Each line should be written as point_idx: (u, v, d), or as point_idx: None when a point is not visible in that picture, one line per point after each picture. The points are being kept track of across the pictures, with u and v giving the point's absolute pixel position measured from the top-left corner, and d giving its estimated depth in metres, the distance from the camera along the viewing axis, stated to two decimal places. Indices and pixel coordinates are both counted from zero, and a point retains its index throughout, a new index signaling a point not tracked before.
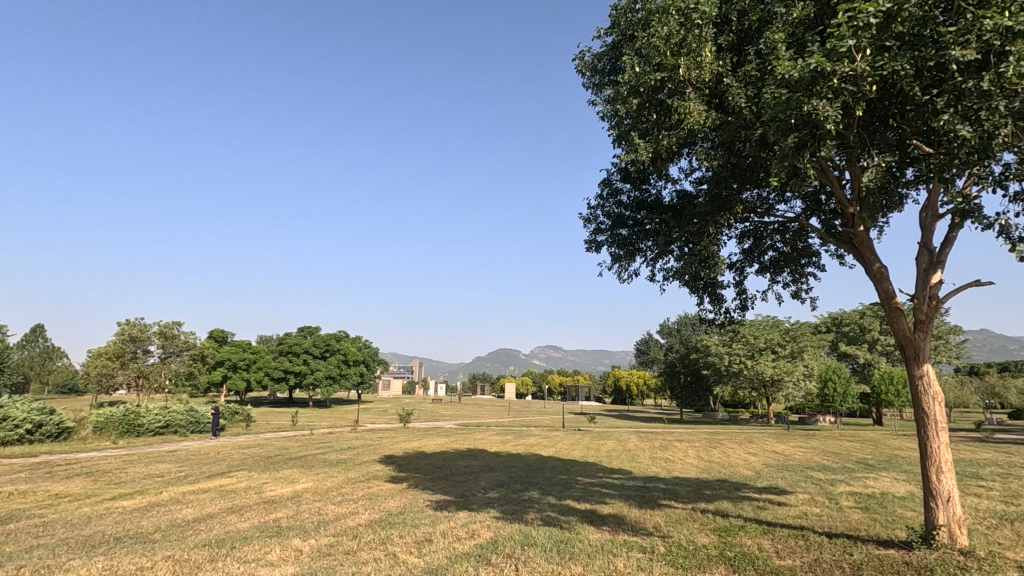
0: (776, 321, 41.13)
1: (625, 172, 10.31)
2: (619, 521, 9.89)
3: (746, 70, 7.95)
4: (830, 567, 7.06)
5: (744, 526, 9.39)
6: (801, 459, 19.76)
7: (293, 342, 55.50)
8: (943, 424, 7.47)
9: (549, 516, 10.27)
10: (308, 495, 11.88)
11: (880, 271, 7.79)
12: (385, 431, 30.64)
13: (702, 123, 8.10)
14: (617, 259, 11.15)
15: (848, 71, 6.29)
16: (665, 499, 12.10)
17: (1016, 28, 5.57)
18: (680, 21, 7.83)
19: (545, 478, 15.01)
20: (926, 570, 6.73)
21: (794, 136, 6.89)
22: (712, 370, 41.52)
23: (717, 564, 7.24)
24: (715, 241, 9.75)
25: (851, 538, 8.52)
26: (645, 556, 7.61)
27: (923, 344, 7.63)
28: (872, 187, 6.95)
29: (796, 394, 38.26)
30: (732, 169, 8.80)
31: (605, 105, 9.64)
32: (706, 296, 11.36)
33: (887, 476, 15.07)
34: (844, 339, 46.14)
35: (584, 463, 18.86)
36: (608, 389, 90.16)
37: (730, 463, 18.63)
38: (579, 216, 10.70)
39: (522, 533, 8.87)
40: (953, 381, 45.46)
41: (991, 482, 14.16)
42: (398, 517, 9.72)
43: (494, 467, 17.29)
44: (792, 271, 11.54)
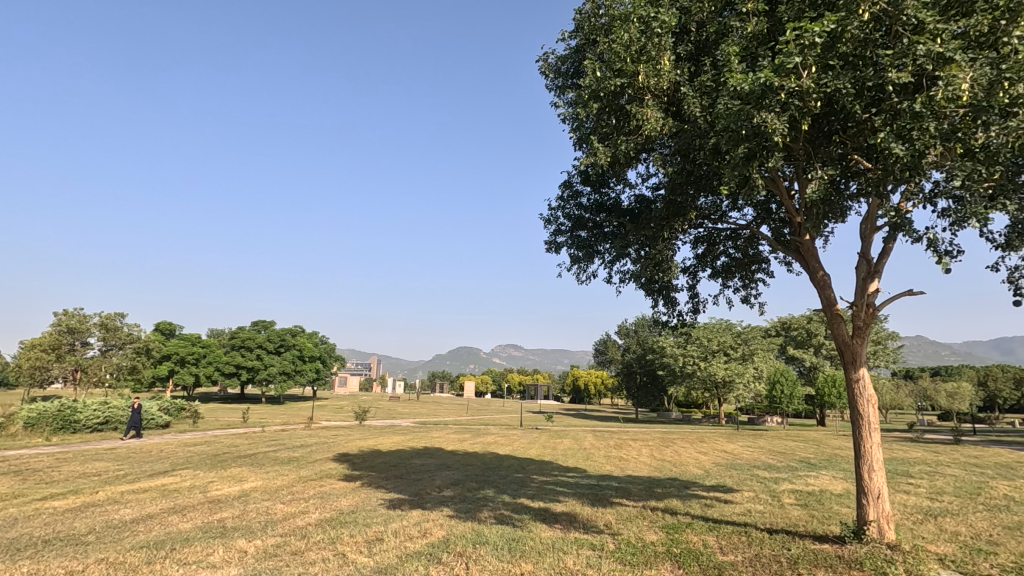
0: (728, 324, 42.53)
1: (586, 175, 10.46)
2: (571, 519, 10.03)
3: (702, 80, 8.15)
4: (769, 561, 7.36)
5: (691, 523, 9.70)
6: (748, 459, 20.52)
7: (246, 336, 53.83)
8: (876, 425, 7.90)
9: (503, 515, 10.30)
10: (256, 494, 11.54)
11: (823, 279, 8.17)
12: (340, 430, 29.95)
13: (659, 131, 8.29)
14: (576, 260, 11.32)
15: (794, 87, 6.56)
16: (617, 497, 12.34)
17: (947, 54, 5.92)
18: (640, 29, 7.99)
19: (500, 477, 15.03)
20: (857, 564, 7.08)
21: (744, 147, 7.14)
22: (667, 371, 42.52)
23: (663, 561, 7.43)
24: (670, 246, 10.02)
25: (790, 534, 8.91)
26: (595, 553, 7.76)
27: (860, 348, 8.06)
28: (815, 199, 7.29)
29: (745, 395, 39.68)
30: (688, 176, 9.07)
31: (567, 107, 9.74)
32: (660, 298, 11.66)
33: (825, 475, 15.83)
34: (792, 343, 48.16)
35: (539, 461, 19.02)
36: (566, 388, 91.29)
37: (681, 463, 19.15)
38: (540, 217, 10.78)
39: (475, 531, 8.88)
40: (890, 385, 48.10)
41: (919, 479, 15.09)
42: (349, 517, 9.57)
43: (450, 465, 17.22)
44: (743, 276, 11.97)
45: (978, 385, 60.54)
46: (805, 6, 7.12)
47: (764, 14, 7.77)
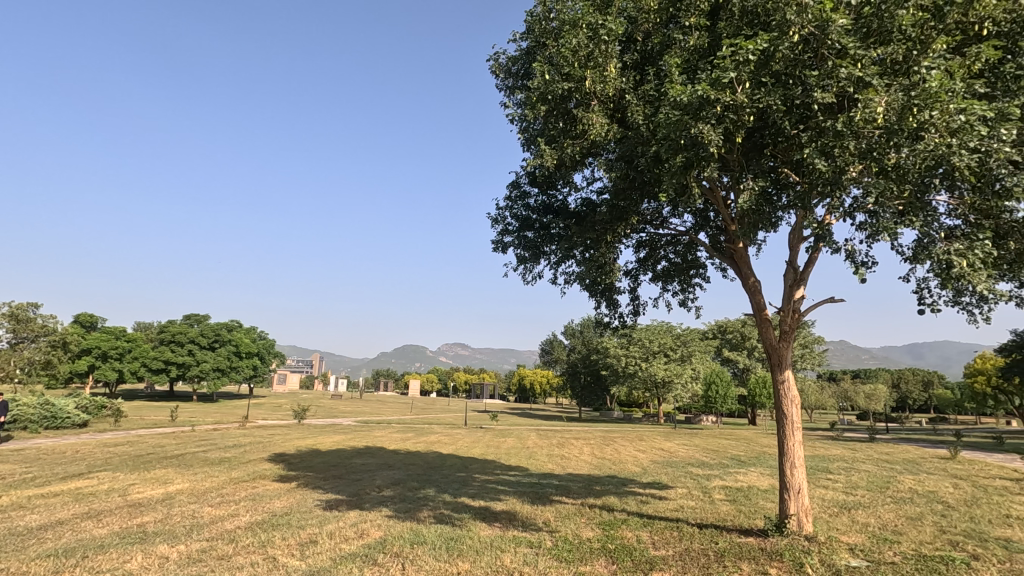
0: (669, 326, 44.01)
1: (534, 177, 10.54)
2: (511, 518, 10.07)
3: (646, 89, 8.36)
4: (697, 555, 7.68)
5: (626, 519, 9.96)
6: (683, 456, 21.33)
7: (177, 330, 50.99)
8: (798, 424, 8.39)
9: (443, 514, 10.24)
10: (183, 497, 10.96)
11: (753, 285, 8.59)
12: (276, 429, 28.74)
13: (603, 136, 8.47)
14: (522, 260, 11.40)
15: (729, 100, 6.85)
16: (557, 495, 12.53)
17: (865, 79, 6.34)
18: (587, 35, 8.15)
19: (442, 476, 14.93)
20: (777, 555, 7.49)
21: (682, 156, 7.41)
22: (610, 371, 43.44)
23: (599, 557, 7.61)
24: (612, 250, 10.27)
25: (718, 528, 9.32)
26: (532, 551, 7.83)
27: (785, 351, 8.53)
28: (746, 208, 7.64)
29: (683, 394, 41.13)
30: (631, 182, 9.32)
31: (516, 109, 9.79)
32: (603, 300, 11.91)
33: (753, 472, 16.67)
34: (728, 345, 50.43)
35: (483, 460, 19.06)
36: (511, 388, 91.65)
37: (620, 460, 19.67)
38: (487, 216, 10.76)
39: (414, 531, 8.79)
40: (815, 386, 51.16)
41: (836, 475, 16.13)
42: (283, 519, 9.26)
43: (392, 464, 16.98)
44: (681, 281, 12.40)
45: (892, 386, 65.38)
46: (743, 23, 7.48)
47: (705, 29, 8.06)
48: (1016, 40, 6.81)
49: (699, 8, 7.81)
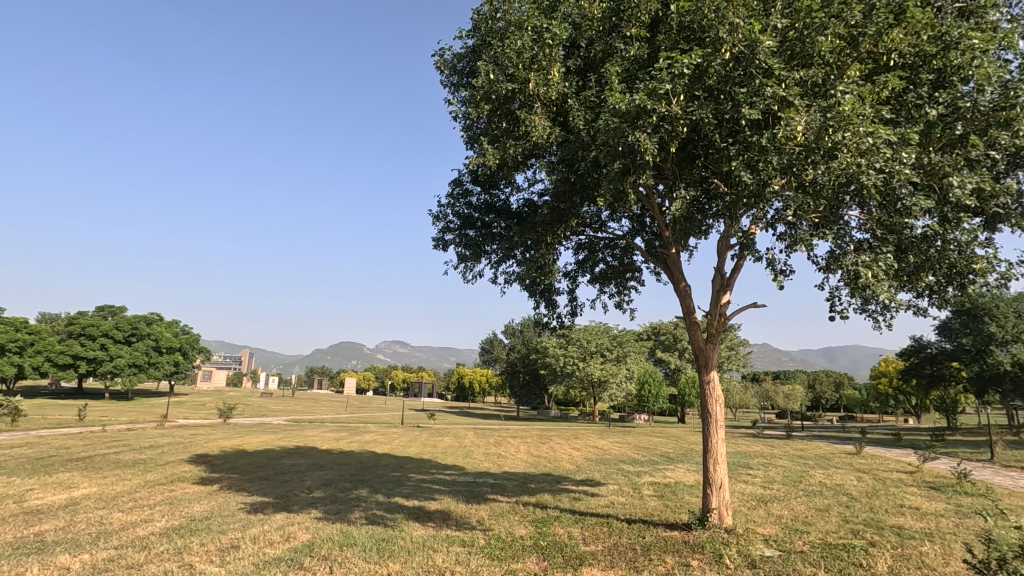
0: (606, 327, 45.12)
1: (476, 175, 10.53)
2: (444, 517, 10.00)
3: (587, 95, 8.52)
4: (625, 549, 7.94)
5: (559, 516, 10.13)
6: (616, 453, 21.97)
7: (89, 322, 47.07)
8: (722, 422, 8.80)
9: (375, 515, 10.03)
10: (89, 502, 10.16)
11: (684, 289, 8.95)
12: (198, 428, 27.15)
13: (545, 138, 8.58)
14: (463, 259, 11.34)
15: (665, 111, 7.11)
16: (492, 493, 12.58)
17: (787, 98, 6.74)
18: (532, 38, 8.22)
19: (376, 476, 14.63)
20: (699, 547, 7.87)
21: (619, 162, 7.62)
22: (548, 370, 44.03)
23: (530, 554, 7.71)
24: (552, 251, 10.43)
25: (646, 522, 9.68)
26: (464, 550, 7.83)
27: (711, 353, 8.95)
28: (678, 216, 7.96)
29: (618, 393, 42.30)
30: (570, 186, 9.51)
31: (460, 106, 9.74)
32: (542, 300, 12.06)
33: (680, 468, 17.41)
34: (661, 347, 52.42)
35: (419, 460, 18.84)
36: (451, 386, 91.09)
37: (556, 458, 20.02)
38: (429, 212, 10.64)
39: (343, 533, 8.56)
40: (739, 386, 54.04)
41: (756, 470, 17.11)
42: (202, 523, 8.78)
43: (324, 465, 16.46)
44: (618, 284, 12.75)
45: (808, 387, 70.08)
46: (680, 38, 7.78)
47: (645, 40, 8.32)
48: (918, 72, 7.47)
49: (640, 20, 8.05)
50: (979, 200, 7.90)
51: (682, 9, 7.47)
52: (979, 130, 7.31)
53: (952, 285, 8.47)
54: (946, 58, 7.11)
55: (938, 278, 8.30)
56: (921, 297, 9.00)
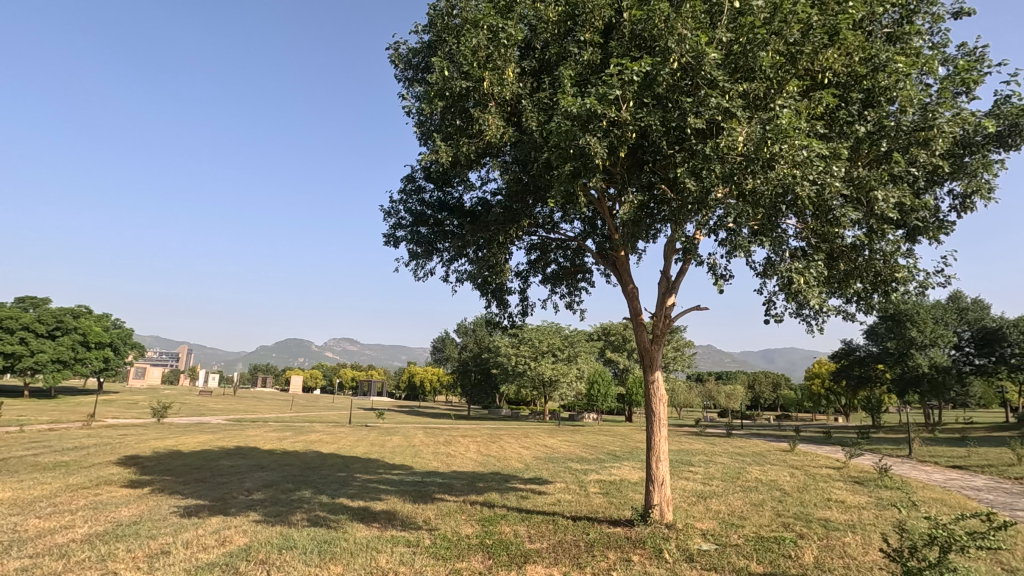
0: (558, 327, 45.61)
1: (429, 172, 10.43)
2: (390, 517, 9.87)
3: (541, 96, 8.58)
4: (569, 546, 8.07)
5: (506, 514, 10.19)
6: (564, 452, 22.27)
7: (6, 315, 43.82)
8: (665, 421, 9.07)
9: (317, 516, 9.78)
10: (2, 508, 9.43)
11: (631, 291, 9.16)
12: (129, 428, 25.67)
13: (499, 138, 8.58)
14: (414, 256, 11.19)
15: (614, 116, 7.28)
16: (440, 493, 12.50)
17: (730, 110, 6.99)
18: (488, 37, 8.20)
19: (320, 477, 14.27)
20: (640, 543, 8.08)
21: (570, 164, 7.72)
22: (500, 369, 44.12)
23: (475, 552, 7.71)
24: (504, 251, 10.46)
25: (591, 519, 9.86)
26: (409, 550, 7.75)
27: (656, 353, 9.21)
28: (626, 220, 8.15)
29: (568, 393, 42.84)
30: (522, 187, 9.59)
31: (414, 101, 9.62)
32: (494, 300, 12.09)
33: (626, 466, 17.84)
34: (610, 347, 53.50)
35: (366, 459, 18.47)
36: (402, 385, 89.94)
37: (505, 457, 20.08)
38: (380, 208, 10.46)
39: (283, 535, 8.31)
40: (684, 386, 55.82)
41: (697, 467, 17.73)
42: (129, 529, 8.31)
43: (265, 465, 15.91)
44: (569, 284, 12.93)
45: (748, 387, 73.22)
46: (631, 46, 7.94)
47: (598, 45, 8.44)
48: (850, 90, 7.92)
49: (594, 25, 8.17)
50: (902, 213, 8.45)
51: (634, 18, 7.63)
52: (901, 147, 7.84)
53: (877, 292, 9.04)
54: (875, 79, 7.58)
55: (866, 284, 8.82)
56: (850, 303, 9.56)
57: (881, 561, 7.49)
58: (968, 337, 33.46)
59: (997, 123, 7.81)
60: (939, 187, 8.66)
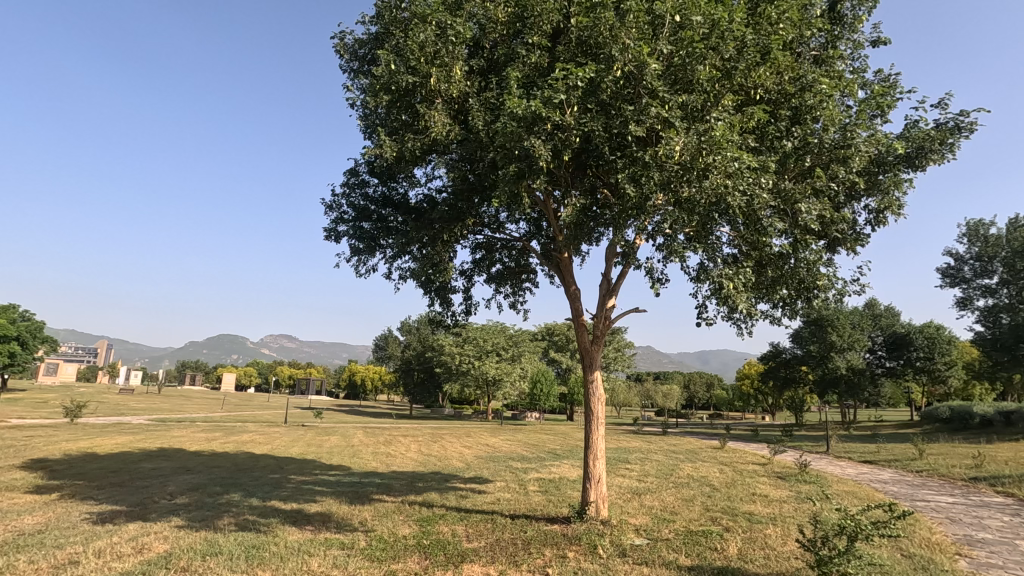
0: (503, 327, 45.72)
1: (373, 167, 10.21)
2: (324, 520, 9.59)
3: (488, 96, 8.56)
4: (506, 544, 8.12)
5: (444, 514, 10.12)
6: (505, 451, 22.35)
7: None
8: (602, 420, 9.27)
9: (246, 520, 9.38)
10: None
11: (573, 292, 9.32)
12: (37, 429, 23.72)
13: (445, 136, 8.51)
14: (356, 252, 10.92)
15: (558, 120, 7.40)
16: (378, 494, 12.26)
17: (669, 119, 7.23)
18: (435, 33, 8.12)
19: (251, 479, 13.67)
20: (576, 539, 8.25)
21: (514, 165, 7.78)
22: (443, 368, 43.81)
23: (412, 553, 7.62)
24: (448, 249, 10.39)
25: (529, 517, 9.97)
26: (343, 553, 7.56)
27: (596, 354, 9.40)
28: (568, 222, 8.28)
29: (511, 392, 43.03)
30: (468, 185, 9.55)
31: (358, 94, 9.40)
32: (438, 298, 12.00)
33: (565, 464, 18.15)
34: (554, 347, 54.20)
35: (301, 460, 17.86)
36: (342, 383, 87.74)
37: (446, 456, 19.93)
38: (321, 201, 10.14)
39: (208, 541, 7.91)
40: (623, 386, 57.34)
41: (634, 464, 18.27)
42: (33, 538, 7.67)
43: (191, 468, 15.09)
44: (513, 284, 12.99)
45: (685, 387, 76.06)
46: (578, 52, 8.07)
47: (545, 49, 8.52)
48: (779, 107, 8.39)
49: (543, 29, 8.26)
50: (823, 225, 9.01)
51: (580, 25, 7.76)
52: (824, 163, 8.36)
53: (800, 299, 9.61)
54: (802, 98, 8.07)
55: (790, 291, 9.36)
56: (776, 308, 10.11)
57: (797, 551, 7.97)
58: (880, 341, 36.18)
59: (907, 145, 8.48)
60: (856, 202, 9.30)
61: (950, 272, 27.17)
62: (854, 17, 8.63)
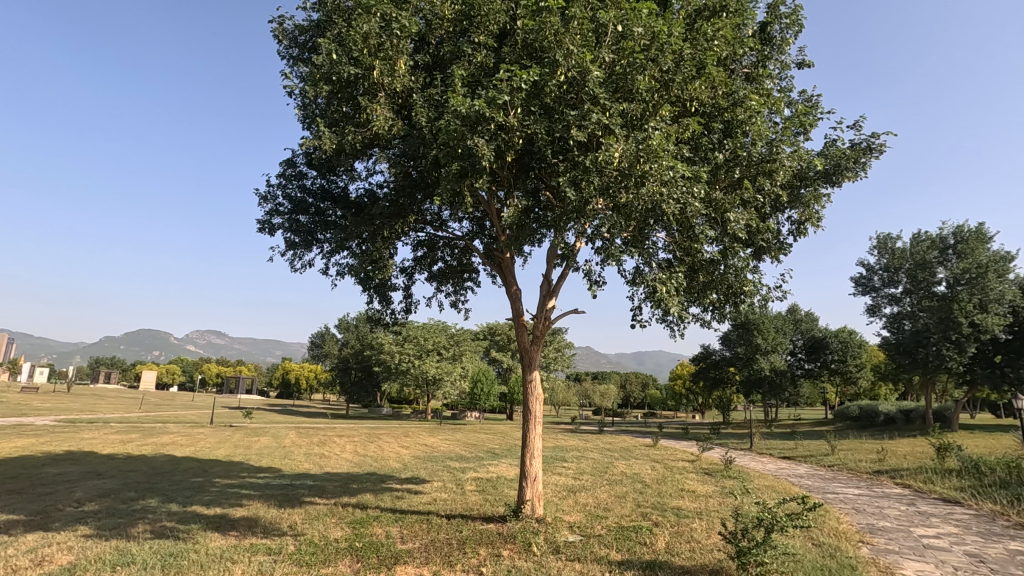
0: (444, 326, 45.28)
1: (311, 158, 9.88)
2: (250, 524, 9.18)
3: (432, 93, 8.46)
4: (441, 545, 8.06)
5: (378, 516, 9.92)
6: (444, 451, 22.15)
7: None
8: (540, 419, 9.38)
9: (164, 527, 8.83)
10: None
11: (514, 293, 9.37)
12: None
13: (387, 130, 8.35)
14: (292, 246, 10.52)
15: (501, 121, 7.42)
16: (310, 496, 11.87)
17: (609, 126, 7.40)
18: (380, 24, 7.95)
19: (171, 483, 12.86)
20: (511, 538, 8.31)
21: (457, 164, 7.76)
22: (382, 367, 42.89)
23: (343, 556, 7.43)
24: (388, 246, 10.19)
25: (465, 517, 9.95)
26: (270, 559, 7.26)
27: (535, 354, 9.51)
28: (510, 222, 8.32)
29: (451, 392, 42.75)
30: (410, 181, 9.41)
31: (297, 82, 9.07)
32: (377, 295, 11.76)
33: (503, 463, 18.23)
34: (495, 347, 54.30)
35: (227, 463, 16.98)
36: (274, 382, 84.27)
37: (382, 457, 19.54)
38: (254, 191, 9.69)
39: (119, 550, 7.38)
40: (563, 386, 58.28)
41: (570, 463, 18.60)
42: None
43: (102, 472, 14.02)
44: (454, 283, 12.90)
45: (621, 387, 78.23)
46: (523, 54, 8.13)
47: (492, 49, 8.52)
48: (713, 120, 8.79)
49: (489, 29, 8.28)
50: (751, 234, 9.51)
51: (526, 27, 7.82)
52: (751, 176, 8.83)
53: (728, 303, 10.10)
54: (733, 112, 8.48)
55: (720, 296, 9.82)
56: (706, 311, 10.58)
57: (720, 543, 8.37)
58: (800, 344, 38.57)
59: (826, 162, 9.09)
60: (780, 213, 9.88)
61: (862, 280, 29.26)
62: (781, 39, 9.17)
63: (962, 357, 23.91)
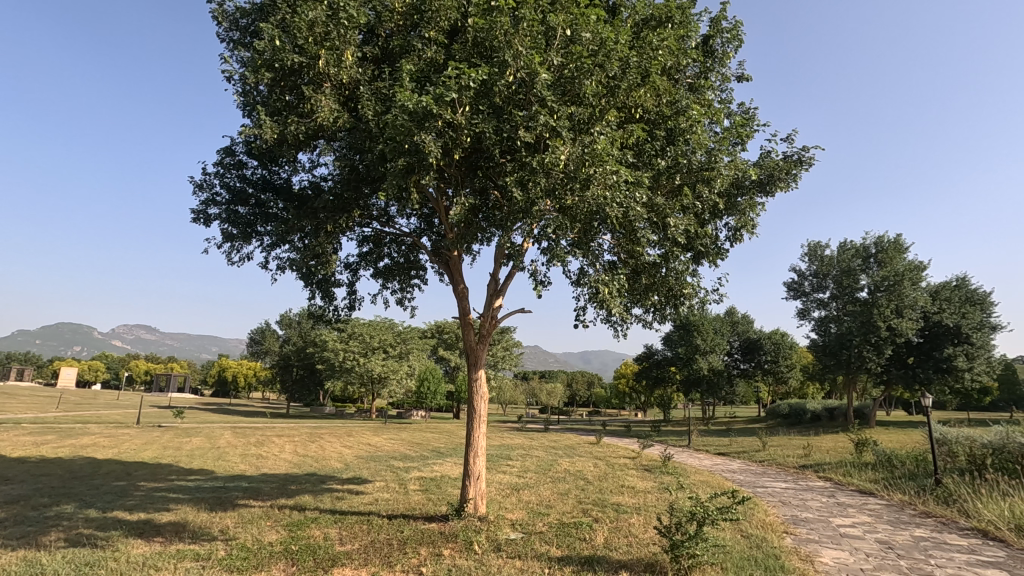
0: (392, 324, 44.55)
1: (251, 147, 9.48)
2: (177, 529, 8.73)
3: (379, 86, 8.31)
4: (381, 546, 7.93)
5: (317, 517, 9.66)
6: (387, 450, 21.78)
7: None
8: (484, 417, 9.37)
9: (79, 534, 8.27)
10: None
11: (461, 291, 9.27)
12: None
13: (331, 122, 8.13)
14: (229, 238, 10.06)
15: (449, 118, 7.37)
16: (244, 498, 11.41)
17: (556, 128, 7.48)
18: (326, 13, 7.72)
19: (90, 488, 12.04)
20: (452, 537, 8.29)
21: (404, 159, 7.64)
22: (325, 365, 41.71)
23: (278, 560, 7.20)
24: (331, 240, 9.94)
25: (406, 517, 9.85)
26: (197, 565, 6.94)
27: (480, 352, 9.46)
28: (457, 220, 8.26)
29: (397, 391, 42.11)
30: (356, 175, 9.19)
31: (236, 67, 8.65)
32: (319, 291, 11.43)
33: (448, 462, 18.13)
34: (443, 345, 53.90)
35: (155, 465, 16.06)
36: (209, 380, 80.31)
37: (323, 457, 19.04)
38: (188, 179, 9.18)
39: (27, 561, 6.85)
40: (510, 385, 58.55)
41: (515, 461, 18.76)
42: None
43: (12, 477, 12.95)
44: (401, 280, 12.71)
45: (567, 386, 79.38)
46: (472, 53, 8.11)
47: (443, 45, 8.43)
48: (657, 127, 9.05)
49: (439, 25, 8.21)
50: (691, 239, 9.86)
51: (477, 26, 7.81)
52: (691, 183, 9.15)
53: (669, 305, 10.44)
54: (676, 121, 8.76)
55: (660, 297, 10.12)
56: (648, 312, 10.89)
57: (656, 537, 8.66)
58: (737, 345, 40.37)
59: (761, 172, 9.56)
60: (718, 220, 10.29)
61: (794, 285, 30.94)
62: (722, 52, 9.57)
63: (880, 358, 25.70)
